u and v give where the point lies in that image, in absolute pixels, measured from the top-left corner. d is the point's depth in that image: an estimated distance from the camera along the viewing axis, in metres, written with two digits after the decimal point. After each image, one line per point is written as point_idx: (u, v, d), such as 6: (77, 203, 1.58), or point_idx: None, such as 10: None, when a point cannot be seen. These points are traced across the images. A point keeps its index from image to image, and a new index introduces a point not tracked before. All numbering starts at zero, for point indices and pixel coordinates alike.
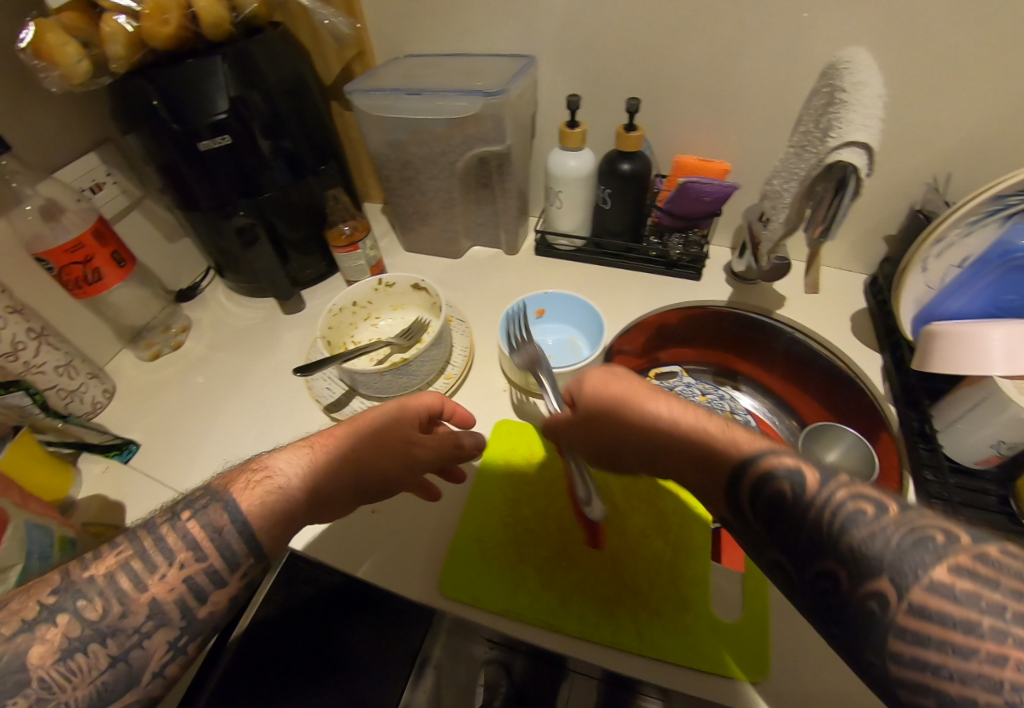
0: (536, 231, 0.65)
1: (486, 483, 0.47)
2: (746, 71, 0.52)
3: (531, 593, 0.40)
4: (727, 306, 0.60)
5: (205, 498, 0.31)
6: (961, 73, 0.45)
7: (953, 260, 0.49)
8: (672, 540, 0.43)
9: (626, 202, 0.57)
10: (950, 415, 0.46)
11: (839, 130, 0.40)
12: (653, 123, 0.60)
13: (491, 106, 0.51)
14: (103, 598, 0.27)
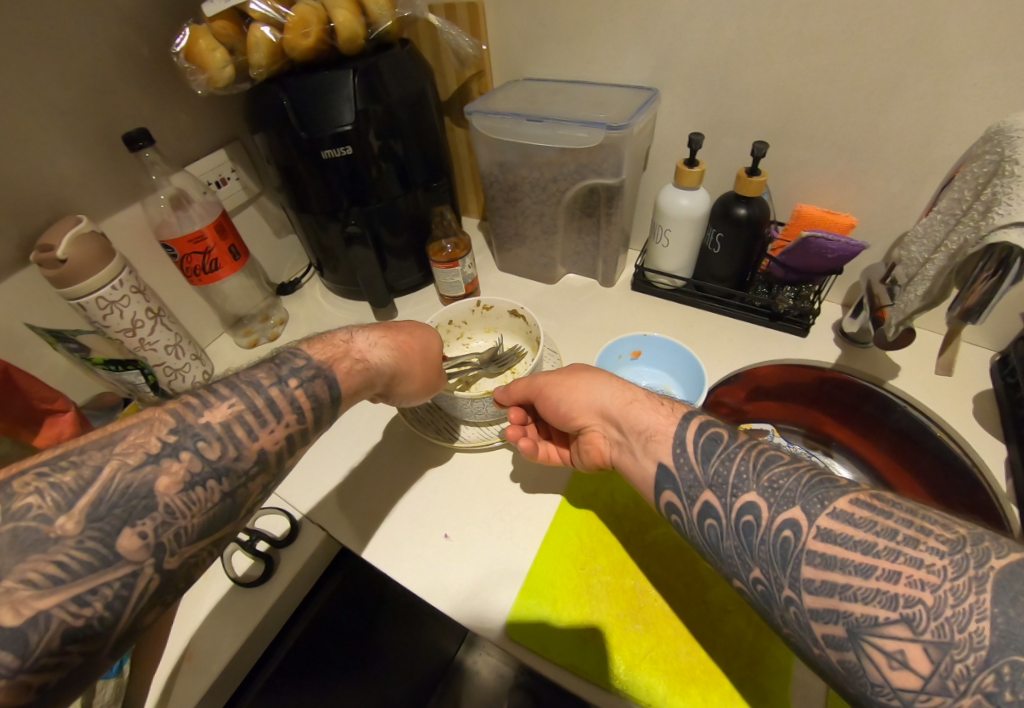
0: (635, 266, 0.64)
1: (562, 524, 0.48)
2: (894, 123, 0.48)
3: (600, 651, 0.39)
4: (831, 368, 0.56)
5: (313, 371, 0.35)
6: None
7: None
8: (754, 623, 0.40)
9: (738, 248, 0.55)
10: None
11: (1006, 207, 0.37)
12: (775, 167, 0.57)
13: (611, 139, 0.50)
14: (223, 443, 0.29)
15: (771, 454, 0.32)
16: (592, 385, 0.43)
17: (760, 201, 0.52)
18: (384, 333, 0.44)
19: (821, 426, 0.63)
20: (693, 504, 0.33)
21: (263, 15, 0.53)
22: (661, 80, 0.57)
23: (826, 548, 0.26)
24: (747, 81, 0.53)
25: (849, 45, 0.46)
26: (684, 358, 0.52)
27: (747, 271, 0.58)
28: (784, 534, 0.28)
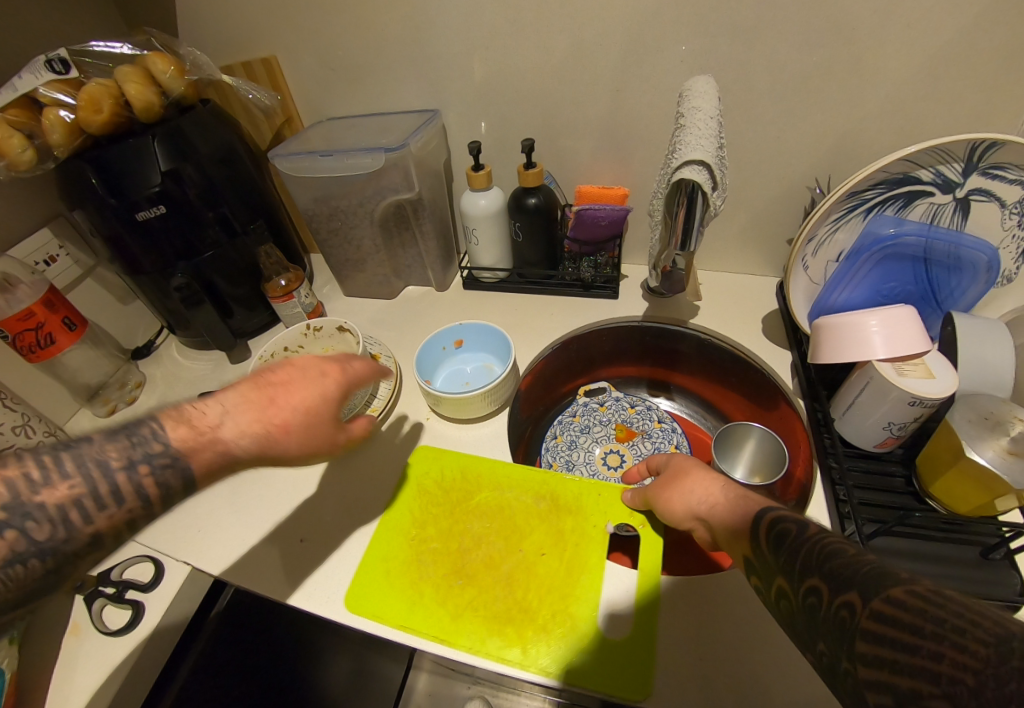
0: (461, 268, 0.69)
1: (398, 508, 0.49)
2: (627, 107, 0.59)
3: (428, 609, 0.42)
4: (642, 320, 0.63)
5: (165, 458, 0.32)
6: (806, 90, 0.54)
7: (831, 255, 0.54)
8: (565, 558, 0.44)
9: (536, 232, 0.61)
10: (846, 401, 0.49)
11: (679, 153, 0.45)
12: (554, 159, 0.67)
13: (393, 159, 0.56)
14: (54, 525, 0.29)
15: (834, 546, 0.27)
16: (682, 492, 0.41)
17: (543, 189, 0.59)
18: (271, 401, 0.36)
19: (656, 372, 0.70)
20: (771, 587, 0.30)
21: (55, 100, 0.56)
22: (440, 100, 0.64)
23: (877, 623, 0.21)
24: (509, 90, 0.61)
25: (577, 51, 0.56)
26: (498, 337, 0.58)
27: (552, 251, 0.65)
28: (840, 615, 0.23)
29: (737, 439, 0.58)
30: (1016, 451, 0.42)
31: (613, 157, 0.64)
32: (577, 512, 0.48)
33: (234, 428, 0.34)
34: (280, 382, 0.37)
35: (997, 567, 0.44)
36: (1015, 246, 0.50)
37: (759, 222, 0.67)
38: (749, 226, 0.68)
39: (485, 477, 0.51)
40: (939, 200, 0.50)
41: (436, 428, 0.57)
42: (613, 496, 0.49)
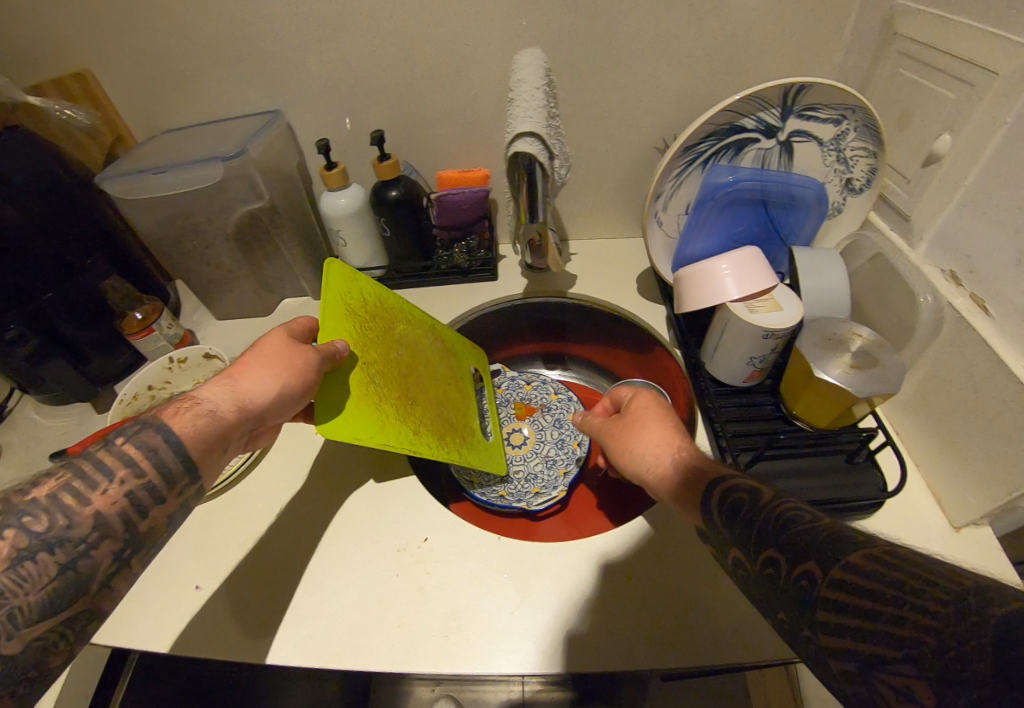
0: (335, 271, 0.68)
1: (355, 329, 0.44)
2: (476, 92, 0.60)
3: (393, 422, 0.44)
4: (523, 297, 0.65)
5: (136, 426, 0.35)
6: (635, 56, 0.57)
7: (680, 208, 0.56)
8: (455, 391, 0.58)
9: (402, 226, 0.60)
10: (712, 343, 0.52)
11: (512, 126, 0.44)
12: (415, 150, 0.67)
13: (233, 167, 0.55)
14: (51, 514, 0.30)
15: (787, 510, 0.28)
16: (637, 444, 0.42)
17: (402, 180, 0.58)
18: (241, 381, 0.40)
19: (550, 344, 0.74)
20: (725, 551, 0.30)
21: None
22: (283, 99, 0.61)
23: (841, 591, 0.22)
24: (353, 82, 0.60)
25: (420, 39, 0.56)
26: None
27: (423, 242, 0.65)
28: (801, 587, 0.24)
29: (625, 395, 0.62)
30: (856, 363, 0.45)
31: (472, 138, 0.64)
32: (467, 351, 0.62)
33: (220, 405, 0.38)
34: (248, 359, 0.42)
35: (860, 469, 0.48)
36: (839, 178, 0.55)
37: (621, 185, 0.70)
38: (613, 190, 0.71)
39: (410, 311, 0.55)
40: (765, 146, 0.53)
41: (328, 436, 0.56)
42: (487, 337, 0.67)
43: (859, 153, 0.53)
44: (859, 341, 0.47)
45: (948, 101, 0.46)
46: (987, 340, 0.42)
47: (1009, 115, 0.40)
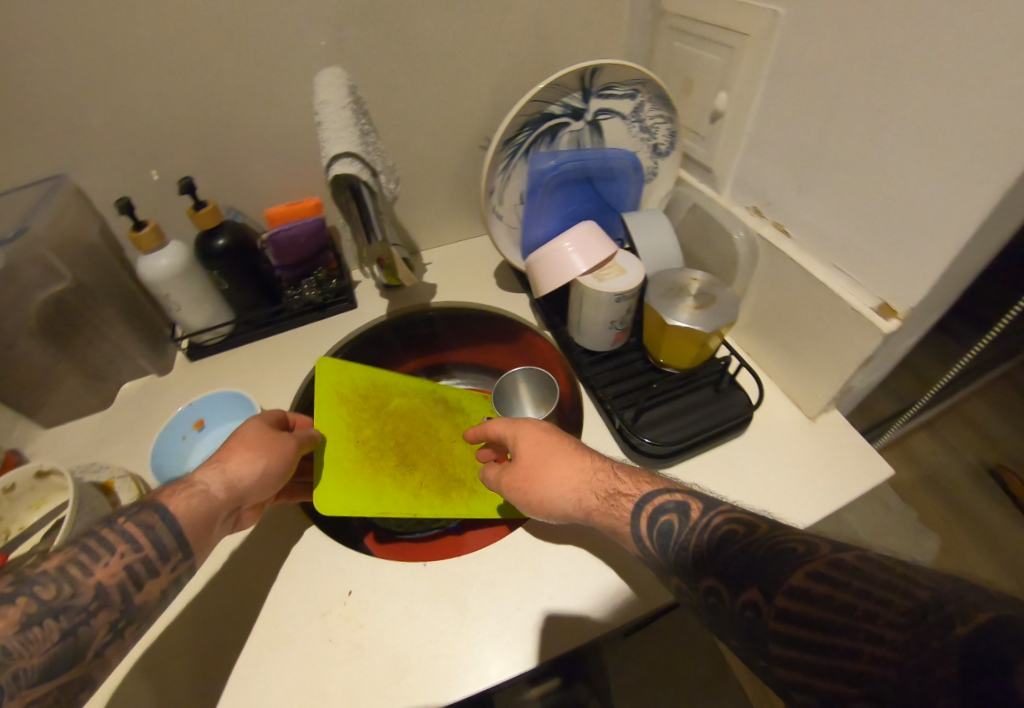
0: (177, 340, 0.64)
1: (347, 420, 0.57)
2: (290, 124, 0.59)
3: (401, 495, 0.55)
4: (387, 317, 0.69)
5: (138, 506, 0.38)
6: (439, 65, 0.59)
7: (516, 198, 0.59)
8: (464, 446, 0.65)
9: (238, 274, 0.61)
10: (575, 318, 0.56)
11: (326, 150, 0.42)
12: (238, 194, 0.64)
13: (21, 249, 0.50)
14: (58, 584, 0.32)
15: (719, 528, 0.30)
16: (548, 486, 0.41)
17: (227, 227, 0.58)
18: (226, 460, 0.43)
19: (429, 358, 0.76)
20: (666, 582, 0.32)
21: None
22: (64, 163, 0.54)
23: (790, 624, 0.24)
24: (152, 131, 0.55)
25: (217, 76, 0.53)
26: (239, 400, 0.57)
27: (268, 287, 0.66)
28: (747, 616, 0.26)
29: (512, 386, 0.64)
30: (698, 305, 0.50)
31: (296, 173, 0.64)
32: (465, 412, 0.69)
33: (210, 485, 0.41)
34: (231, 442, 0.45)
35: (728, 392, 0.55)
36: (647, 146, 0.61)
37: (461, 187, 0.73)
38: (456, 193, 0.73)
39: (387, 389, 0.64)
40: (576, 128, 0.57)
41: None
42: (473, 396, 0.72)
43: (657, 120, 0.59)
44: (695, 285, 0.53)
45: (719, 63, 0.53)
46: (792, 257, 0.50)
47: (766, 67, 0.48)
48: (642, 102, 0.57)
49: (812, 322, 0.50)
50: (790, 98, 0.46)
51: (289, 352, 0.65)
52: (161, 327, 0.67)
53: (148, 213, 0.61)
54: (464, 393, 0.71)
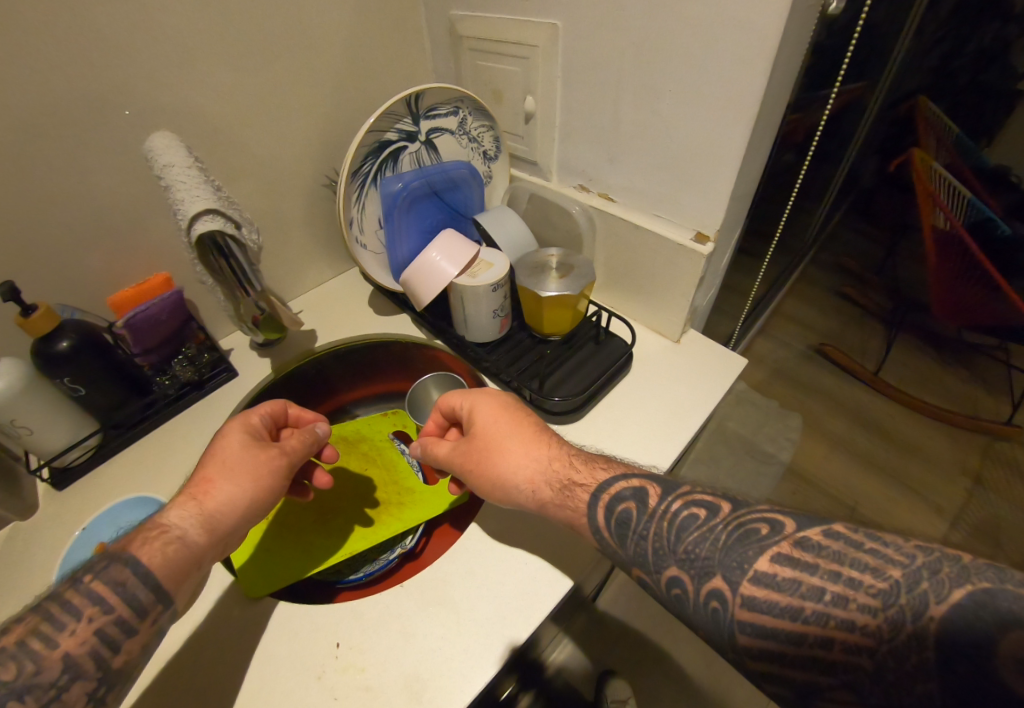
0: (35, 470, 0.55)
1: None
2: (110, 202, 0.54)
3: (324, 544, 0.53)
4: (274, 375, 0.66)
5: (104, 562, 0.35)
6: (260, 116, 0.60)
7: (375, 223, 0.61)
8: (381, 465, 0.63)
9: (94, 375, 0.54)
10: (461, 318, 0.60)
11: (182, 210, 0.42)
12: (61, 291, 0.56)
13: None
14: (19, 659, 0.30)
15: (685, 517, 0.37)
16: (504, 474, 0.46)
17: (67, 326, 0.52)
18: (208, 497, 0.40)
19: (328, 404, 0.74)
20: (634, 577, 0.38)
21: None
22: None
23: (754, 609, 0.31)
24: None
25: (5, 166, 0.47)
26: (148, 501, 0.52)
27: (135, 380, 0.60)
28: (713, 605, 0.33)
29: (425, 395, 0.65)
30: (561, 274, 0.56)
31: (129, 253, 0.58)
32: (370, 436, 0.67)
33: (189, 529, 0.38)
34: (211, 472, 0.41)
35: (607, 343, 0.63)
36: (478, 152, 0.68)
37: (312, 225, 0.73)
38: (310, 233, 0.74)
39: None
40: (413, 149, 0.61)
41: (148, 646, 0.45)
42: (377, 417, 0.70)
43: (482, 128, 0.66)
44: (554, 258, 0.59)
45: (518, 72, 0.61)
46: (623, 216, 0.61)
47: (558, 69, 0.57)
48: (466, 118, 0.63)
49: (652, 263, 0.61)
50: (582, 92, 0.56)
51: (178, 442, 0.60)
52: (8, 463, 0.55)
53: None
54: (360, 421, 0.69)
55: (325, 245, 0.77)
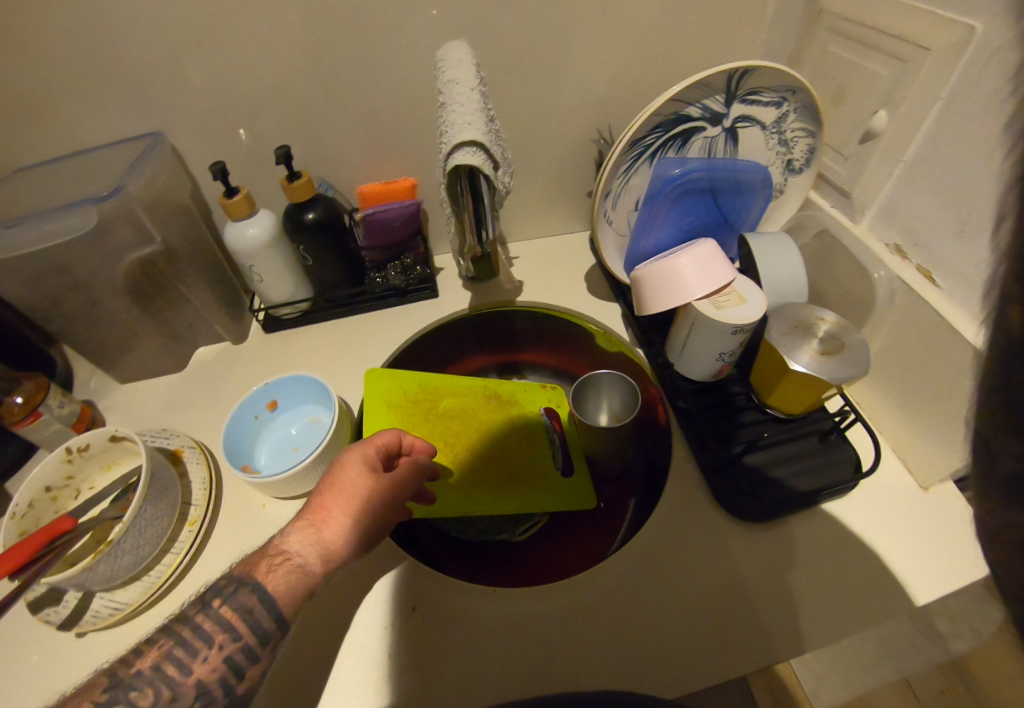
0: (255, 311, 0.63)
1: (400, 418, 0.55)
2: (387, 94, 0.55)
3: (455, 499, 0.52)
4: (468, 311, 0.65)
5: (232, 585, 0.34)
6: (552, 49, 0.55)
7: (630, 204, 0.54)
8: (524, 439, 0.60)
9: (323, 249, 0.58)
10: (680, 343, 0.52)
11: (448, 133, 0.37)
12: (327, 165, 0.61)
13: (113, 208, 0.47)
14: (154, 686, 0.29)
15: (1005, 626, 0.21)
16: None
17: (319, 200, 0.55)
18: (326, 528, 0.36)
19: (504, 356, 0.72)
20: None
21: None
22: (156, 122, 0.53)
23: None
24: (247, 92, 0.52)
25: (318, 37, 0.49)
26: (317, 384, 0.53)
27: (353, 267, 0.63)
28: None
29: (594, 388, 0.59)
30: (826, 350, 0.45)
31: (388, 149, 0.60)
32: (523, 404, 0.63)
33: (309, 559, 0.35)
34: (329, 497, 0.37)
35: (834, 447, 0.50)
36: (781, 160, 0.55)
37: (553, 177, 0.68)
38: (547, 184, 0.69)
39: (443, 386, 0.60)
40: (711, 134, 0.51)
41: (278, 507, 0.51)
42: (535, 389, 0.65)
43: (799, 134, 0.52)
44: (824, 325, 0.48)
45: (884, 75, 0.44)
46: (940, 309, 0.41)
47: None
48: (786, 113, 0.50)
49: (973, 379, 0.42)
50: None
51: (364, 335, 0.62)
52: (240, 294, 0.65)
53: (232, 179, 0.60)
54: (519, 386, 0.65)
55: (559, 200, 0.71)
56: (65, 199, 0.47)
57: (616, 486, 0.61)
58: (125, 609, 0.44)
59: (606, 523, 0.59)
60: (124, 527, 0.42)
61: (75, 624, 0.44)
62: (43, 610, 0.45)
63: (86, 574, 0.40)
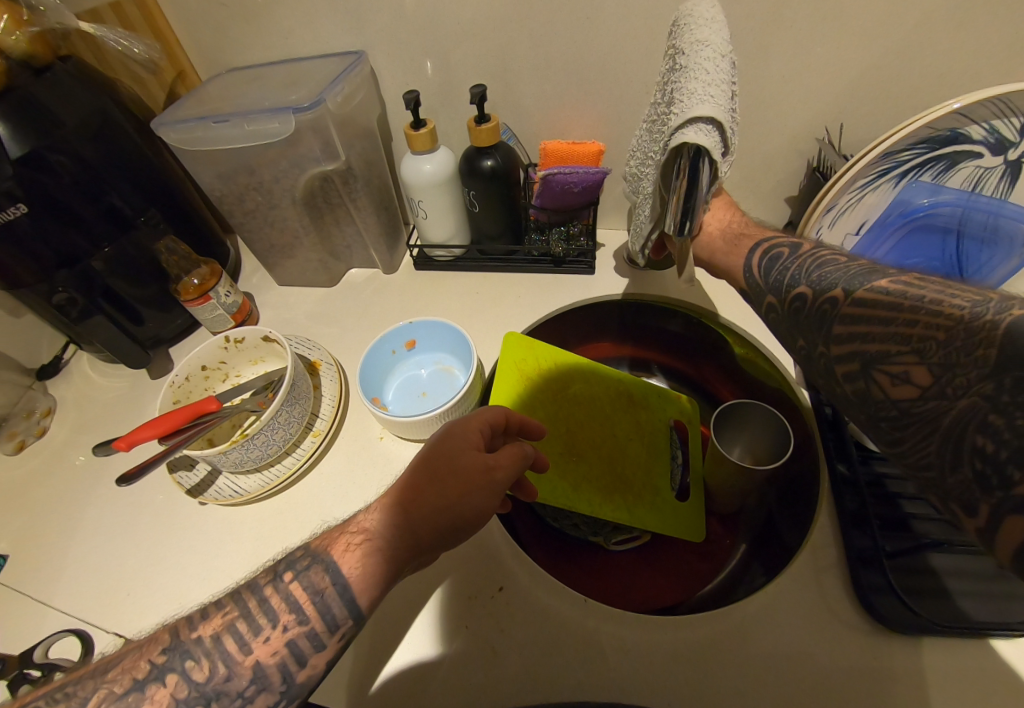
0: (411, 246, 0.64)
1: (527, 391, 0.53)
2: (593, 43, 0.50)
3: (565, 493, 0.48)
4: (619, 298, 0.60)
5: (306, 560, 0.32)
6: (800, 21, 0.46)
7: (852, 227, 0.47)
8: (646, 444, 0.56)
9: (493, 199, 0.55)
10: None
11: (681, 105, 0.32)
12: (510, 111, 0.57)
13: (307, 120, 0.47)
14: (211, 660, 0.28)
15: (828, 259, 0.36)
16: None
17: (499, 148, 0.52)
18: (416, 511, 0.33)
19: (639, 350, 0.68)
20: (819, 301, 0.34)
21: None
22: (359, 35, 0.53)
23: (857, 308, 0.31)
24: (451, 19, 0.50)
25: None
26: (457, 334, 0.51)
27: (514, 224, 0.60)
28: (796, 307, 0.36)
29: (737, 417, 0.53)
30: None
31: (574, 105, 0.55)
32: (648, 408, 0.59)
33: (390, 540, 0.33)
34: (412, 471, 0.35)
35: None
36: None
37: (746, 168, 0.59)
38: (734, 176, 0.60)
39: (574, 370, 0.57)
40: (987, 163, 0.41)
41: (391, 443, 0.52)
42: (667, 397, 0.61)
43: None
44: None
45: None
46: None
47: None
48: None
49: None
50: None
51: (501, 295, 0.60)
52: (399, 229, 0.66)
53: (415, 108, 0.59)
54: (652, 390, 0.60)
55: (741, 195, 0.62)
56: (268, 103, 0.49)
57: (725, 522, 0.56)
58: (244, 493, 0.49)
59: (701, 563, 0.54)
60: (265, 421, 0.45)
61: (201, 493, 0.50)
62: (179, 470, 0.52)
63: (224, 457, 0.44)
